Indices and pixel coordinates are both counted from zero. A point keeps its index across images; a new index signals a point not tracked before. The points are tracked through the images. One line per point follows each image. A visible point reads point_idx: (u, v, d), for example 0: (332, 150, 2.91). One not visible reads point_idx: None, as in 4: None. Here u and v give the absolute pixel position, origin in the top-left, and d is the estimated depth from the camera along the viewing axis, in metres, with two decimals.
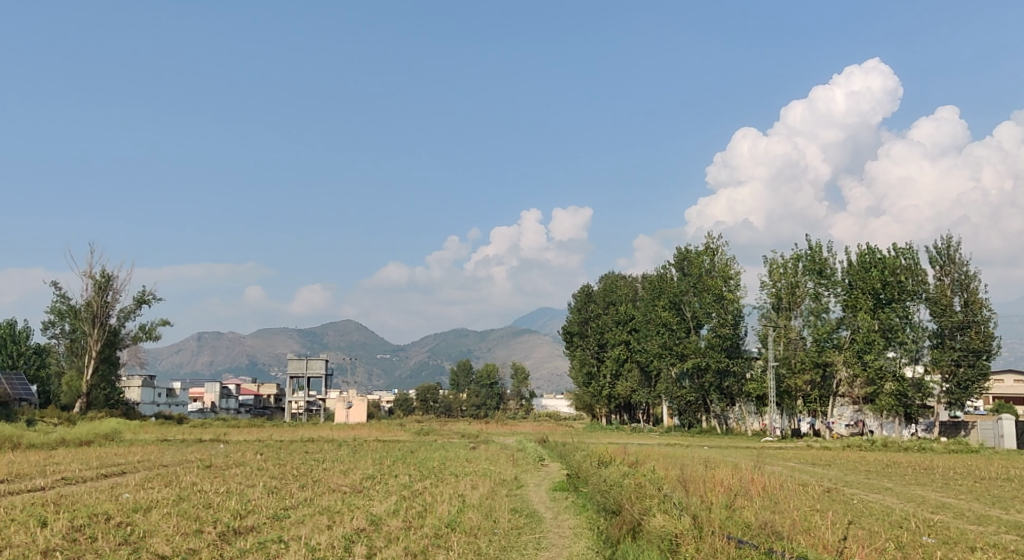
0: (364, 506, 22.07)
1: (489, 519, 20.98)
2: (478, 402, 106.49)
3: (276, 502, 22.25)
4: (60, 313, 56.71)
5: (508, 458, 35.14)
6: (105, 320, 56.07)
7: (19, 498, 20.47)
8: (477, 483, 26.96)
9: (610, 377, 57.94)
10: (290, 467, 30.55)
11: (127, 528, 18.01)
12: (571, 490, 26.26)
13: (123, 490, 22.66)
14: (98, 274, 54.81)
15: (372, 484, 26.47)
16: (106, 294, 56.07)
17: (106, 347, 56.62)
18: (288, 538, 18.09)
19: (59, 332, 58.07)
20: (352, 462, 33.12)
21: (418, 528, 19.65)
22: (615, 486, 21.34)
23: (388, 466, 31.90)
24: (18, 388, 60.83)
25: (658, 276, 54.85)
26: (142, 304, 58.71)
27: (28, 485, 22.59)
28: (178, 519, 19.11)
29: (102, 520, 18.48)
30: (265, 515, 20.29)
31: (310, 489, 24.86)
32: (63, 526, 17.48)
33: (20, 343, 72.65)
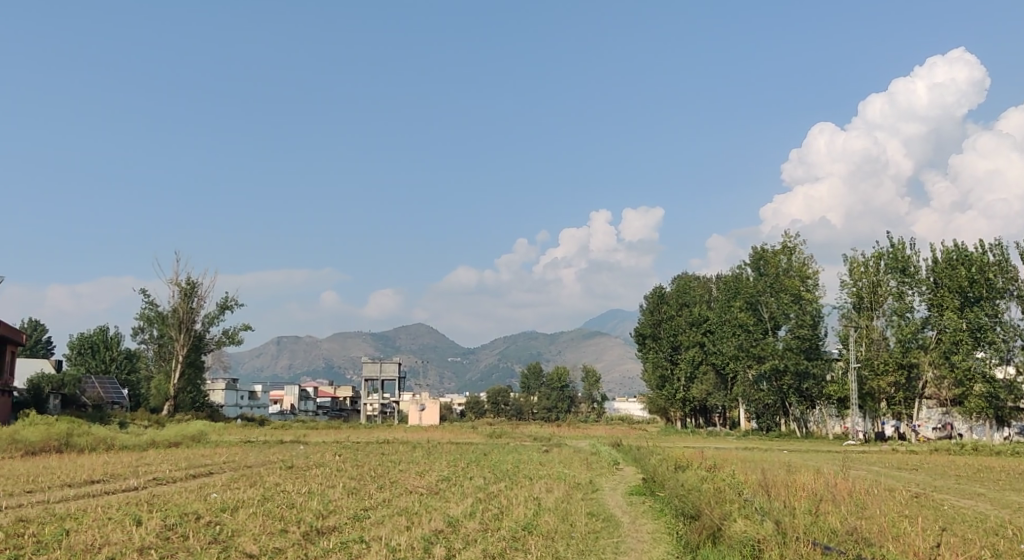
0: (442, 508, 22.31)
1: (566, 523, 20.95)
2: (549, 405, 105.97)
3: (356, 503, 22.63)
4: (149, 320, 58.87)
5: (582, 461, 35.02)
6: (191, 326, 57.68)
7: (114, 498, 21.29)
8: (552, 487, 26.96)
9: (685, 379, 57.30)
10: (368, 468, 31.08)
11: (216, 527, 18.57)
12: (648, 494, 26.05)
13: (210, 490, 23.41)
14: (184, 281, 56.69)
15: (448, 486, 26.77)
16: (192, 300, 57.83)
17: (192, 351, 58.39)
18: (370, 538, 18.38)
19: (148, 337, 60.33)
20: (428, 464, 33.47)
21: (495, 530, 19.75)
22: (693, 490, 21.07)
23: (462, 468, 32.14)
24: (110, 391, 63.34)
25: (734, 276, 53.93)
26: (225, 310, 60.54)
27: (122, 485, 23.46)
28: (264, 519, 19.63)
29: (193, 520, 19.09)
30: (346, 516, 20.68)
31: (388, 490, 25.25)
32: (157, 524, 18.12)
33: (112, 348, 75.70)
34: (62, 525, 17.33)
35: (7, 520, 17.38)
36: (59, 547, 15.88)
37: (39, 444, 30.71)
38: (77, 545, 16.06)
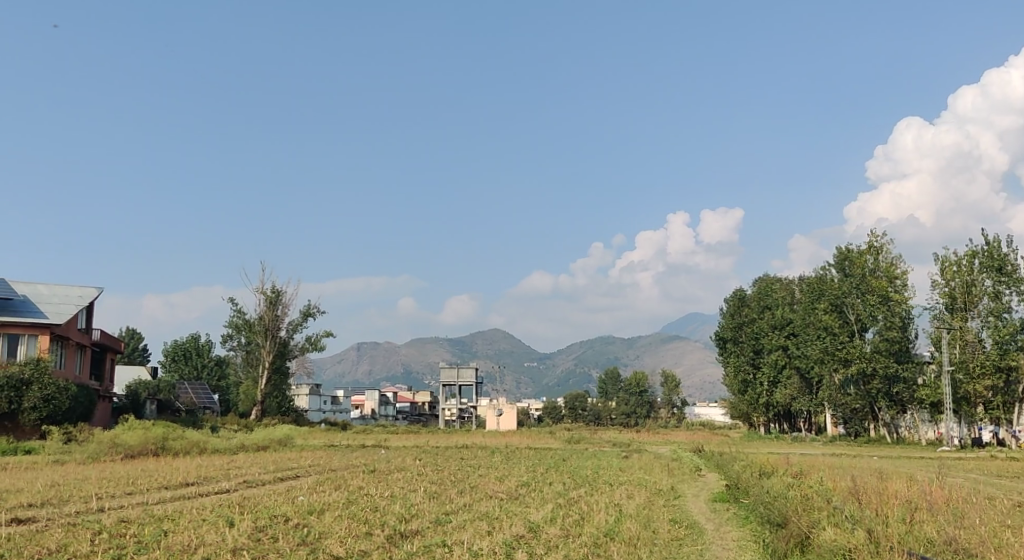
0: (522, 513, 22.33)
1: (648, 529, 20.73)
2: (628, 410, 104.73)
3: (438, 507, 22.85)
4: (237, 327, 60.70)
5: (664, 467, 34.57)
6: (277, 332, 59.22)
7: (205, 500, 21.99)
8: (633, 493, 26.75)
9: (768, 384, 56.07)
10: (448, 473, 31.27)
11: (304, 529, 19.02)
12: (732, 501, 25.54)
13: (297, 493, 23.97)
14: (269, 289, 58.29)
15: (528, 491, 26.77)
16: (277, 308, 59.39)
17: (278, 358, 59.91)
18: (451, 542, 18.50)
19: (237, 344, 62.23)
20: (507, 468, 33.58)
21: (577, 536, 19.70)
22: (780, 497, 20.52)
23: (542, 473, 32.15)
24: (201, 396, 65.54)
25: (817, 278, 52.52)
26: (309, 317, 62.01)
27: (215, 487, 24.25)
28: (349, 522, 19.99)
29: (282, 522, 19.58)
30: (428, 520, 20.86)
31: (469, 495, 25.42)
32: (248, 527, 18.61)
33: (204, 355, 78.47)
34: (159, 526, 17.95)
35: (110, 520, 18.13)
36: (159, 547, 16.42)
37: (137, 447, 31.94)
38: (175, 546, 16.55)
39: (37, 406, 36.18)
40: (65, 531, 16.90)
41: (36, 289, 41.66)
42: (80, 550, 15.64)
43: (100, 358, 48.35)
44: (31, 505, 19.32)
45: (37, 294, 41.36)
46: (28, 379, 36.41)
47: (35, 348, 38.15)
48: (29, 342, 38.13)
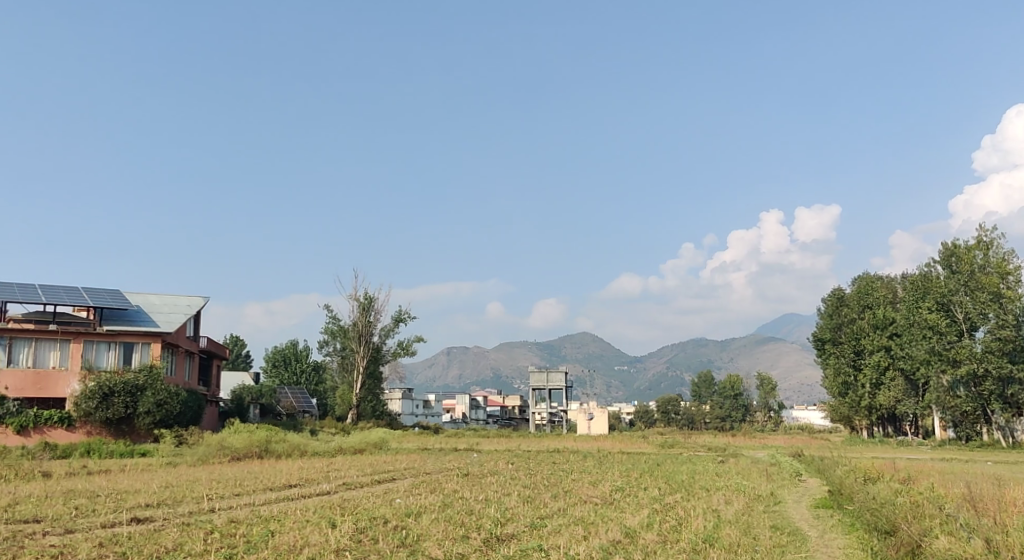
0: (618, 518, 22.10)
1: (749, 535, 20.24)
2: (722, 414, 102.71)
3: (532, 511, 22.85)
4: (332, 333, 62.21)
5: (762, 472, 33.68)
6: (370, 338, 60.49)
7: (309, 502, 22.60)
8: (731, 498, 26.18)
9: (870, 386, 54.06)
10: (542, 477, 31.23)
11: (403, 531, 19.28)
12: (836, 508, 24.66)
13: (395, 496, 24.34)
14: (362, 295, 59.55)
15: (623, 496, 26.46)
16: (369, 314, 60.64)
17: (372, 362, 61.13)
18: (548, 546, 18.48)
19: (332, 350, 63.76)
20: (600, 473, 33.29)
21: (675, 542, 19.37)
22: (888, 504, 19.67)
23: (636, 478, 31.73)
24: (300, 401, 67.43)
25: (921, 275, 50.47)
26: (400, 322, 63.10)
27: (317, 489, 24.87)
28: (446, 525, 20.17)
29: (382, 524, 19.90)
30: (524, 524, 20.88)
31: (563, 499, 25.30)
32: (349, 528, 19.01)
33: (301, 360, 80.80)
34: (266, 526, 18.51)
35: (220, 520, 18.79)
36: (266, 547, 16.90)
37: (243, 450, 33.09)
38: (282, 546, 17.02)
39: (151, 411, 37.88)
40: (180, 530, 17.59)
41: (147, 299, 43.62)
42: (194, 549, 16.21)
43: (207, 364, 50.30)
44: (147, 505, 20.19)
45: (149, 304, 43.30)
46: (142, 385, 38.20)
47: (148, 355, 40.00)
48: (142, 350, 39.97)
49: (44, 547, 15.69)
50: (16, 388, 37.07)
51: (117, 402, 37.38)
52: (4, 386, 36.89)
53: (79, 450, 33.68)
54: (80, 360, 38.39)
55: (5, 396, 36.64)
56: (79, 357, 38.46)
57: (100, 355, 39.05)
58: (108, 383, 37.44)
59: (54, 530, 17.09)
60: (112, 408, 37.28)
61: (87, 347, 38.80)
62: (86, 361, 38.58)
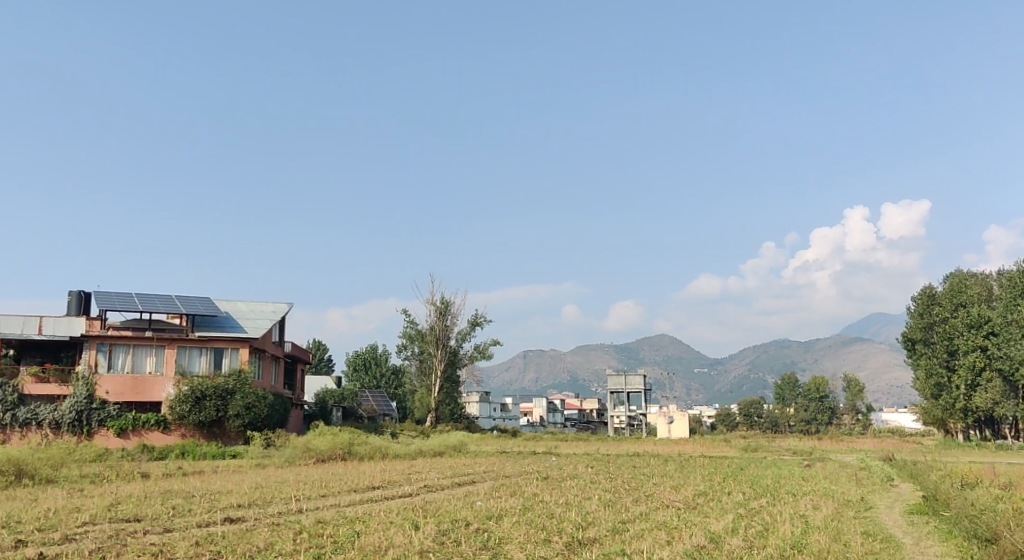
0: (702, 523, 21.71)
1: (839, 542, 19.64)
2: (808, 417, 100.08)
3: (614, 515, 22.62)
4: (410, 337, 62.98)
5: (851, 477, 32.63)
6: (447, 342, 61.07)
7: (393, 503, 22.90)
8: (819, 503, 25.46)
9: (965, 388, 51.90)
10: (622, 481, 30.92)
11: (485, 534, 19.35)
12: (931, 514, 23.71)
13: (476, 498, 24.45)
14: (438, 300, 60.15)
15: (705, 501, 25.98)
16: (446, 318, 61.19)
17: (449, 366, 61.64)
18: (631, 551, 18.26)
19: (410, 354, 64.56)
20: (682, 477, 32.77)
21: (761, 548, 18.93)
22: (988, 510, 18.80)
23: (720, 482, 31.13)
24: (381, 404, 68.47)
25: (1019, 272, 48.26)
26: (476, 326, 63.49)
27: (399, 491, 25.20)
28: (528, 528, 20.17)
29: (463, 526, 20.02)
30: (605, 528, 20.71)
31: (644, 504, 24.99)
32: (432, 530, 19.16)
33: (381, 364, 82.10)
34: (352, 527, 18.85)
35: (308, 521, 19.19)
36: (352, 547, 17.19)
37: (327, 452, 33.78)
38: (367, 546, 17.27)
39: (241, 414, 39.03)
40: (271, 530, 18.02)
41: (235, 306, 44.94)
42: (285, 549, 16.60)
43: (292, 368, 51.55)
44: (239, 505, 20.77)
45: (237, 310, 44.59)
46: (232, 389, 39.40)
47: (237, 360, 41.07)
48: (231, 355, 41.04)
49: (144, 546, 16.24)
50: (115, 393, 38.60)
51: (209, 405, 38.69)
52: (105, 390, 38.45)
53: (174, 453, 34.91)
54: (174, 366, 39.81)
55: (105, 400, 38.22)
56: (173, 362, 39.89)
57: (192, 360, 40.38)
58: (201, 387, 38.81)
59: (153, 529, 17.73)
60: (204, 411, 38.59)
61: (180, 353, 40.17)
62: (180, 366, 39.95)
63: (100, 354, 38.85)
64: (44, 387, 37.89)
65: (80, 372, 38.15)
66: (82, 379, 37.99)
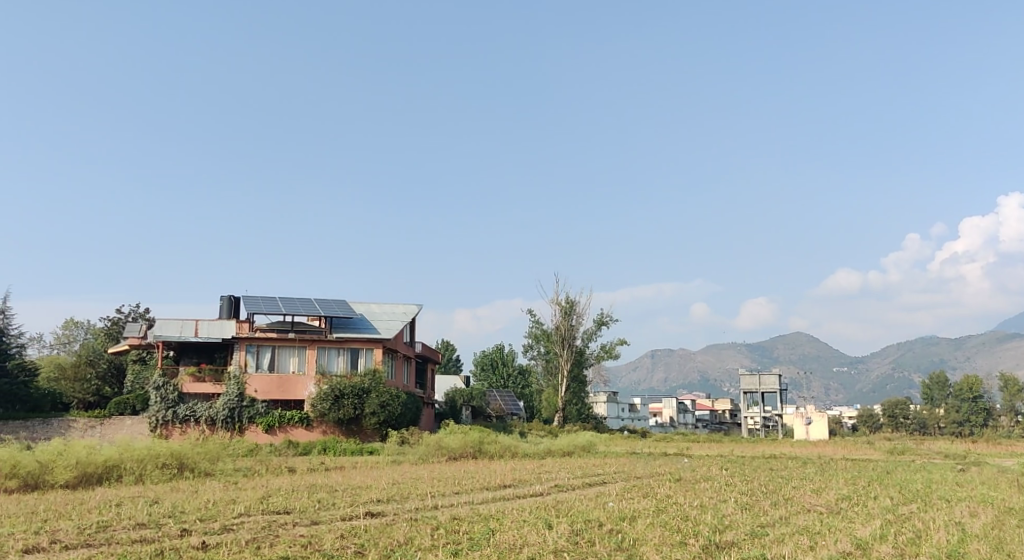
0: (847, 528, 20.75)
1: (1001, 552, 18.32)
2: (960, 419, 94.21)
3: (752, 519, 21.99)
4: (536, 338, 63.33)
5: (1012, 483, 30.41)
6: (572, 341, 61.01)
7: (524, 502, 23.06)
8: (977, 510, 23.85)
9: None
10: (759, 484, 29.99)
11: (619, 535, 19.19)
12: None
13: (607, 499, 24.29)
14: (564, 299, 60.24)
15: (850, 506, 24.82)
16: (571, 318, 61.16)
17: (576, 366, 61.55)
18: (772, 556, 17.68)
19: (537, 354, 64.93)
20: (823, 481, 31.47)
21: (913, 557, 17.90)
22: None
23: (864, 486, 29.69)
24: (508, 403, 69.17)
25: None
26: (602, 325, 63.18)
27: (530, 490, 25.36)
28: (662, 530, 19.86)
29: (597, 526, 19.92)
30: (743, 532, 20.10)
31: (784, 508, 24.10)
32: (566, 529, 19.16)
33: (508, 364, 83.08)
34: (487, 524, 19.11)
35: (443, 517, 19.53)
36: (488, 545, 17.38)
37: (459, 450, 34.41)
38: (502, 544, 17.45)
39: (376, 412, 40.29)
40: (410, 525, 18.49)
41: (369, 308, 46.41)
42: (424, 544, 16.97)
43: (422, 368, 52.83)
44: (379, 500, 21.40)
45: (370, 312, 46.05)
46: (367, 388, 40.77)
47: (372, 360, 42.42)
48: (367, 355, 42.39)
49: (295, 537, 16.96)
50: (263, 391, 40.61)
51: (347, 403, 40.13)
52: (253, 389, 40.51)
53: (317, 448, 36.38)
54: (314, 365, 41.58)
55: (254, 398, 40.28)
56: (314, 362, 41.66)
57: (331, 360, 42.00)
58: (339, 386, 40.34)
59: (301, 522, 18.50)
60: (343, 409, 40.05)
61: (320, 353, 41.89)
62: (320, 365, 41.68)
63: (248, 355, 40.98)
64: (201, 385, 40.19)
65: (231, 372, 40.34)
66: (233, 378, 40.16)
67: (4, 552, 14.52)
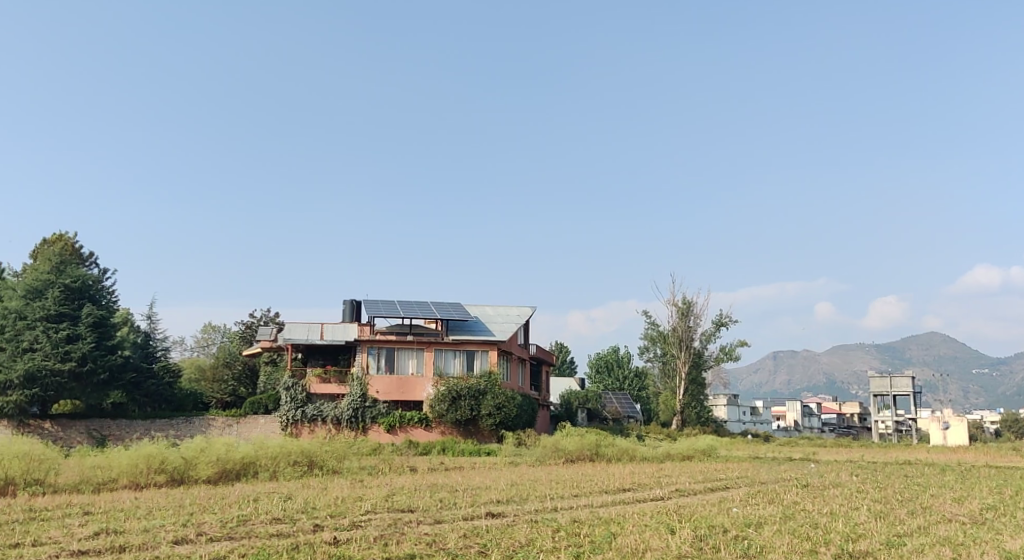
0: (994, 540, 19.52)
1: None
2: None
3: (887, 527, 20.97)
4: (652, 339, 62.55)
5: None
6: (690, 343, 59.93)
7: (645, 506, 22.76)
8: None
9: None
10: (893, 491, 28.56)
11: (745, 542, 18.69)
12: None
13: (731, 505, 23.68)
14: (680, 300, 59.31)
15: (995, 516, 23.33)
16: (688, 319, 60.11)
17: (694, 368, 60.36)
18: None
19: (653, 355, 64.14)
20: (964, 489, 29.68)
21: None
22: None
23: (1011, 496, 27.82)
24: (625, 406, 68.60)
25: None
26: (721, 326, 61.83)
27: (651, 494, 25.01)
28: (791, 537, 19.23)
29: (721, 532, 19.48)
30: (878, 541, 19.21)
31: (922, 517, 22.87)
32: (689, 534, 18.82)
33: (624, 366, 82.45)
34: (608, 528, 19.00)
35: (564, 520, 19.54)
36: (610, 548, 17.29)
37: (576, 452, 34.35)
38: (624, 547, 17.34)
39: (492, 413, 40.71)
40: (531, 526, 18.59)
41: (484, 311, 46.94)
42: (546, 546, 17.00)
43: (537, 370, 53.07)
44: (499, 501, 21.61)
45: (485, 314, 46.58)
46: (483, 389, 41.27)
47: (488, 362, 42.93)
48: (482, 357, 42.93)
49: (420, 535, 17.33)
50: (384, 392, 41.71)
51: (464, 404, 40.74)
52: (375, 390, 41.67)
53: (436, 448, 37.09)
54: (432, 367, 42.43)
55: (376, 399, 41.44)
56: (432, 364, 42.51)
57: (448, 362, 42.75)
58: (456, 388, 41.00)
59: (425, 520, 18.87)
60: (460, 410, 40.69)
61: (438, 355, 42.69)
62: (437, 367, 42.49)
63: (369, 356, 42.17)
64: (327, 386, 41.62)
65: (354, 373, 41.61)
66: (357, 379, 41.41)
67: (157, 541, 15.45)
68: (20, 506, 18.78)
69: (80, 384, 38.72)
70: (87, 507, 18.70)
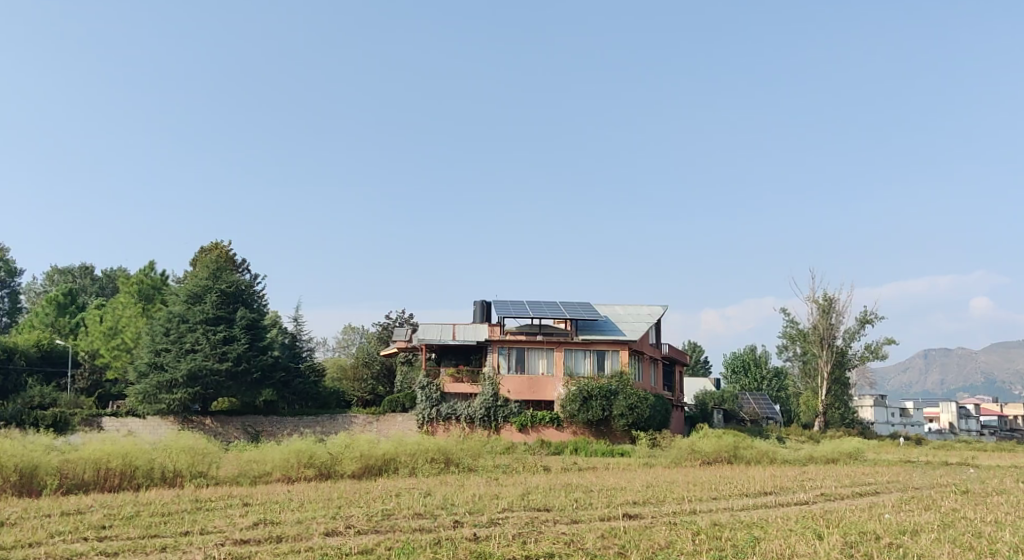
0: None
1: None
2: None
3: None
4: (792, 338, 60.37)
5: None
6: (833, 341, 57.43)
7: (788, 510, 21.92)
8: None
9: None
10: None
11: (900, 549, 17.71)
12: None
13: (883, 511, 22.46)
14: (821, 297, 57.07)
15: None
16: (830, 316, 57.67)
17: (837, 368, 57.80)
18: None
19: (792, 355, 61.91)
20: None
21: None
22: None
23: None
24: (764, 407, 66.47)
25: None
26: (865, 324, 58.98)
27: (794, 499, 24.10)
28: (951, 547, 18.07)
29: (874, 539, 18.55)
30: None
31: None
32: (838, 541, 18.01)
33: (761, 366, 79.95)
34: (751, 532, 18.43)
35: (704, 522, 19.13)
36: (754, 553, 16.75)
37: (713, 454, 33.55)
38: (769, 552, 16.78)
39: (624, 414, 40.30)
40: (669, 528, 18.29)
41: (614, 310, 46.60)
42: (686, 548, 16.67)
43: (671, 370, 52.22)
44: (635, 503, 21.36)
45: (615, 314, 46.19)
46: (615, 390, 40.97)
47: (619, 362, 42.60)
48: (613, 357, 42.65)
49: (559, 535, 17.36)
50: (516, 391, 42.08)
51: (595, 404, 40.57)
52: (507, 389, 42.11)
53: (569, 448, 37.08)
54: (563, 367, 42.51)
55: (508, 399, 41.87)
56: (562, 364, 42.60)
57: (579, 362, 42.69)
58: (587, 388, 40.90)
59: (562, 519, 18.89)
60: (592, 410, 40.53)
61: (568, 354, 42.73)
62: (568, 367, 42.52)
63: (501, 357, 42.61)
64: (460, 385, 42.40)
65: (487, 373, 42.20)
66: (489, 379, 41.96)
67: (310, 533, 16.15)
68: (188, 497, 20.10)
69: (236, 382, 41.06)
70: (245, 499, 19.79)
